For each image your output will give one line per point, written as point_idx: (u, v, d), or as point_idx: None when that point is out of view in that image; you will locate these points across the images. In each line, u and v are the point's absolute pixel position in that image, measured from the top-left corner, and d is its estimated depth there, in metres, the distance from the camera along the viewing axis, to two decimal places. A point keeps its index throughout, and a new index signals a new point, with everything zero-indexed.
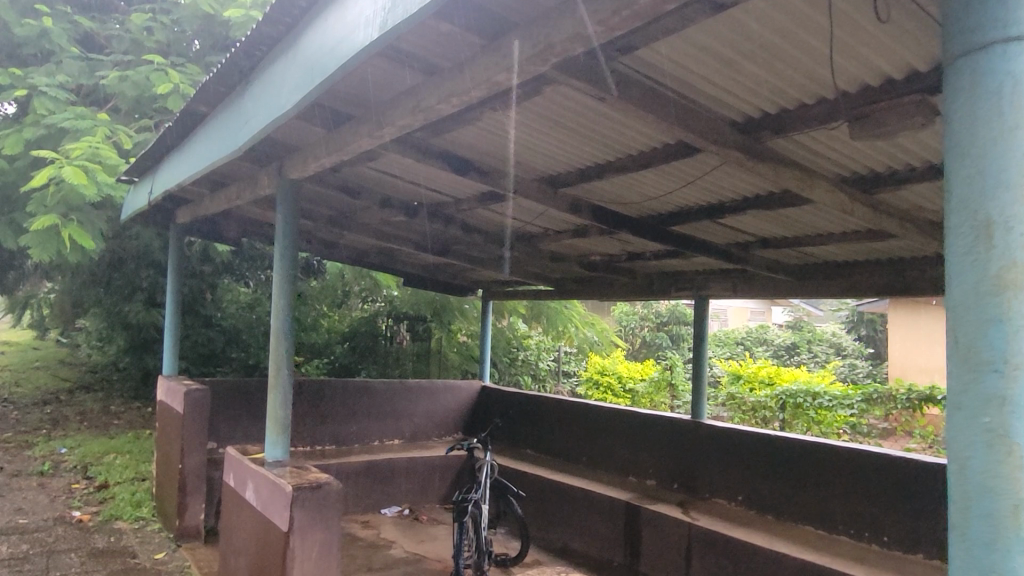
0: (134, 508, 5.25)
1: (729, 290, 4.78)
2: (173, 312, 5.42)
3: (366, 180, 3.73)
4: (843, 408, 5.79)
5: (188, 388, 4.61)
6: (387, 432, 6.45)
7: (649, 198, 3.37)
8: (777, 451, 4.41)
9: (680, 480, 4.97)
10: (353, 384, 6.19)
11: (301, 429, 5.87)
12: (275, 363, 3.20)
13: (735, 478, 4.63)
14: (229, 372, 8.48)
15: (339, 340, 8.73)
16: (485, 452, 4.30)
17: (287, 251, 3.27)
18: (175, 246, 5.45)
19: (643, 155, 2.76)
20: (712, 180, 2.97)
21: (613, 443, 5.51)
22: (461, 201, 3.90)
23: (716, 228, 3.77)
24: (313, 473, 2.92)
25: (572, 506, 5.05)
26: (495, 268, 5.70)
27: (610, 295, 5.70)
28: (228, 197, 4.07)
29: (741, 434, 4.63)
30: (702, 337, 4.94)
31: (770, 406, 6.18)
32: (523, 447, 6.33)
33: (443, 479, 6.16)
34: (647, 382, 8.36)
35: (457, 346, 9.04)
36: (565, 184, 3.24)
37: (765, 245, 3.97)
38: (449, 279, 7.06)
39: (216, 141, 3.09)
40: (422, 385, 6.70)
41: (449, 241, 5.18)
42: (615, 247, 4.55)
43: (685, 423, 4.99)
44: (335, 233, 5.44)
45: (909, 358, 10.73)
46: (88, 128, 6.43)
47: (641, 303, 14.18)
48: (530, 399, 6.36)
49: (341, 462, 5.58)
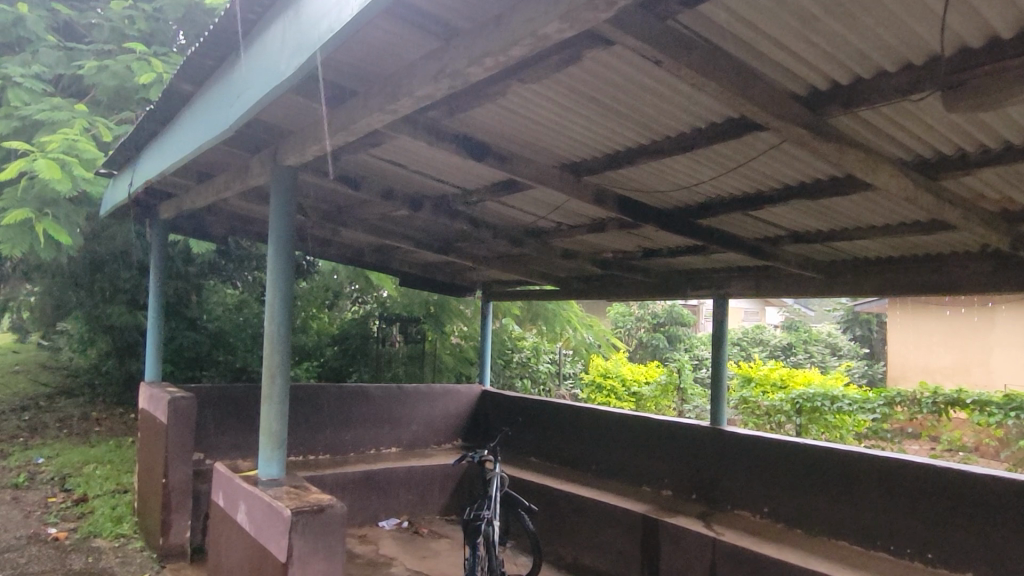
0: (115, 524, 4.91)
1: (752, 289, 4.50)
2: (156, 313, 5.08)
3: (366, 168, 3.43)
4: (863, 413, 5.45)
5: (171, 396, 4.27)
6: (384, 440, 6.13)
7: (680, 187, 3.07)
8: (807, 461, 4.13)
9: (699, 491, 4.68)
10: (347, 389, 5.89)
11: (292, 437, 5.55)
12: (268, 372, 2.87)
13: (761, 488, 4.35)
14: (214, 377, 8.12)
15: (329, 343, 8.40)
16: (495, 463, 3.99)
17: (282, 248, 2.95)
18: (159, 244, 5.08)
19: (685, 135, 2.47)
20: (756, 164, 2.68)
21: (626, 451, 5.21)
22: (472, 192, 3.60)
23: (747, 221, 3.48)
24: (313, 494, 2.61)
25: (583, 518, 4.77)
26: (500, 266, 5.42)
27: (620, 294, 5.44)
28: (215, 188, 3.74)
29: (767, 441, 4.35)
30: (722, 339, 4.66)
31: (785, 410, 5.91)
32: (528, 455, 6.03)
33: (444, 490, 5.85)
34: (653, 385, 8.07)
35: (451, 348, 8.71)
36: (590, 171, 2.94)
37: (798, 240, 3.68)
38: (448, 279, 6.76)
39: (202, 122, 2.76)
40: (420, 390, 6.38)
41: (452, 237, 4.88)
42: (632, 243, 4.27)
43: (703, 429, 4.72)
44: (330, 229, 5.13)
45: (910, 359, 10.50)
46: (65, 119, 6.08)
47: (636, 304, 13.95)
48: (536, 404, 6.06)
49: (336, 472, 5.27)
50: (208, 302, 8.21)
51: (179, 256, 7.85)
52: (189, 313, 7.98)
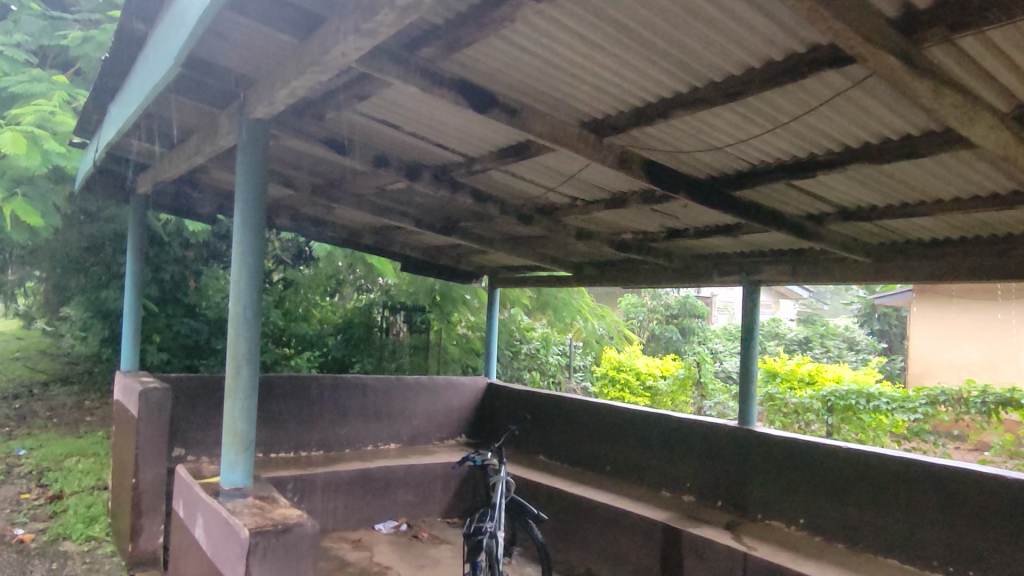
0: (86, 526, 4.52)
1: (787, 275, 4.06)
2: (133, 298, 4.66)
3: (356, 129, 3.01)
4: (903, 413, 5.01)
5: (144, 387, 3.85)
6: (382, 435, 5.72)
7: (718, 149, 2.63)
8: (849, 466, 3.69)
9: (725, 498, 4.24)
10: (343, 379, 5.49)
11: (282, 431, 5.16)
12: (232, 363, 2.46)
13: (795, 495, 3.91)
14: (213, 365, 7.72)
15: (332, 332, 7.99)
16: (501, 465, 3.55)
17: (248, 217, 2.53)
18: (136, 222, 4.65)
19: (735, 74, 2.03)
20: (816, 116, 2.24)
21: (643, 452, 4.77)
22: (478, 159, 3.17)
23: (792, 193, 3.02)
24: (280, 509, 2.20)
25: (596, 526, 4.34)
26: (508, 249, 4.99)
27: (639, 282, 5.02)
28: (187, 154, 3.32)
29: (803, 445, 3.90)
30: (753, 330, 4.21)
31: (815, 409, 5.45)
32: (536, 454, 5.61)
33: (445, 490, 5.44)
34: (671, 380, 7.54)
35: (458, 339, 8.31)
36: (615, 129, 2.50)
37: (848, 217, 3.22)
38: (452, 264, 6.32)
39: (155, 60, 2.36)
40: (422, 381, 5.96)
41: (456, 214, 4.45)
42: (654, 221, 3.83)
43: (731, 429, 4.27)
44: (323, 206, 4.71)
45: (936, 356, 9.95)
46: (43, 92, 5.68)
47: (649, 295, 13.52)
48: (544, 399, 5.63)
49: (328, 471, 4.88)
50: (207, 288, 7.71)
51: (176, 239, 7.38)
52: (185, 299, 7.59)
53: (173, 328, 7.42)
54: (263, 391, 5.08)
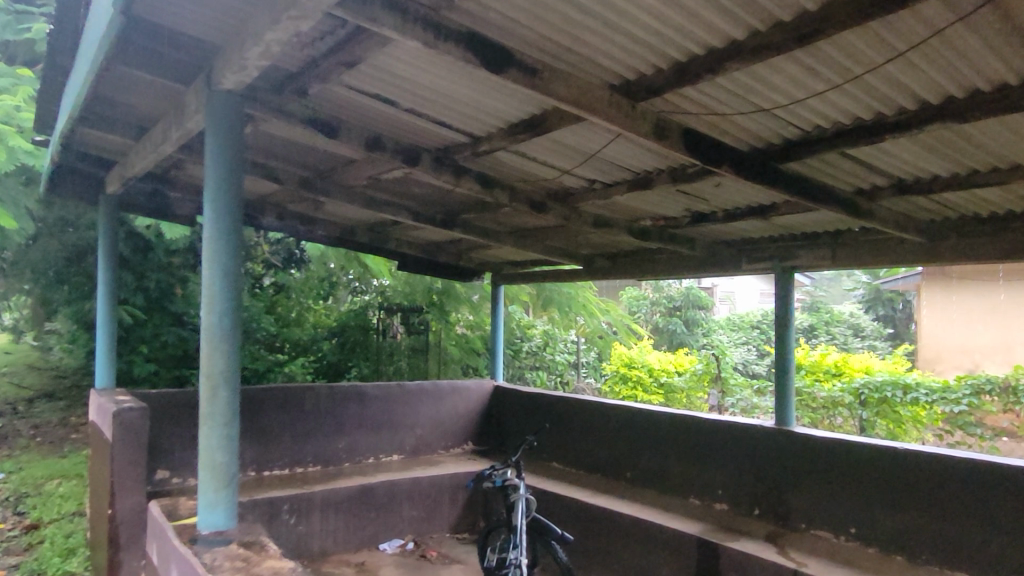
0: (62, 560, 4.13)
1: (826, 261, 3.70)
2: (107, 308, 4.27)
3: (347, 105, 2.63)
4: (946, 404, 4.63)
5: (118, 408, 3.48)
6: (384, 446, 5.34)
7: (770, 112, 2.25)
8: (901, 467, 3.32)
9: (762, 506, 3.86)
10: (340, 387, 5.12)
11: (276, 446, 4.78)
12: (206, 384, 2.09)
13: (843, 501, 3.53)
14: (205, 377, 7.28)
15: (326, 336, 7.61)
16: (520, 482, 3.18)
17: (219, 210, 2.17)
18: (108, 225, 4.25)
19: (809, 10, 1.66)
20: (899, 62, 1.87)
21: (668, 458, 4.40)
22: (488, 137, 2.79)
23: (846, 164, 2.65)
24: (268, 560, 1.95)
25: (621, 541, 3.98)
26: (514, 242, 4.62)
27: (657, 274, 4.67)
28: (153, 143, 2.93)
29: (848, 445, 3.53)
30: (788, 322, 3.85)
31: (847, 404, 5.09)
32: (549, 461, 5.24)
33: (453, 503, 5.06)
34: (688, 375, 7.07)
35: (456, 339, 7.78)
36: (651, 91, 2.13)
37: (905, 190, 2.85)
38: (452, 262, 5.95)
39: (101, 22, 1.98)
40: (423, 388, 5.58)
41: (458, 204, 4.07)
42: (679, 205, 3.47)
43: (767, 430, 3.89)
44: (311, 201, 4.32)
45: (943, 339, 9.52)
46: (7, 87, 5.26)
47: (651, 287, 13.14)
48: (555, 402, 5.27)
49: (327, 489, 4.51)
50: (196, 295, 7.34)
51: (159, 247, 6.99)
52: (172, 307, 7.19)
53: (162, 337, 7.03)
54: (254, 404, 4.70)
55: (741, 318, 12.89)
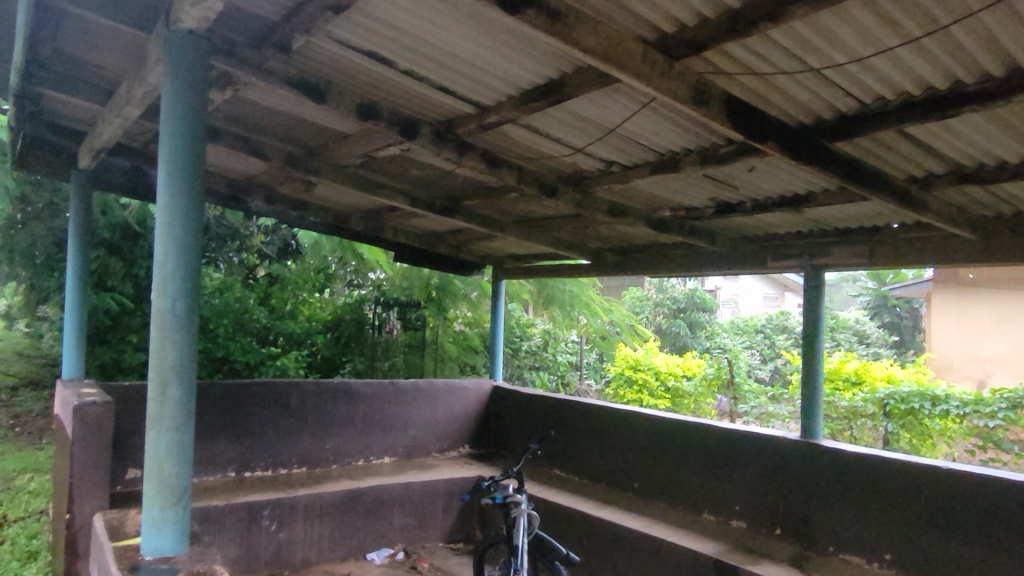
0: (21, 566, 3.81)
1: (862, 259, 3.38)
2: (77, 294, 3.94)
3: (337, 63, 2.30)
4: (979, 418, 4.31)
5: (80, 402, 3.16)
6: (375, 448, 5.02)
7: (826, 76, 1.93)
8: (941, 489, 3.01)
9: (784, 525, 3.54)
10: (329, 384, 4.80)
11: (259, 446, 4.48)
12: (156, 382, 1.87)
13: (874, 521, 3.21)
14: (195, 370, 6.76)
15: (320, 329, 7.23)
16: (521, 497, 2.85)
17: (177, 180, 1.93)
18: (78, 202, 3.92)
19: None
20: (1001, 10, 1.54)
21: (679, 470, 4.07)
22: (497, 106, 2.46)
23: (903, 144, 2.33)
24: None
25: (628, 560, 3.67)
26: (519, 233, 4.31)
27: (673, 270, 4.36)
28: (118, 107, 2.61)
29: (882, 462, 3.20)
30: (817, 325, 3.53)
31: (870, 413, 4.80)
32: (550, 467, 4.93)
33: (447, 511, 4.73)
34: (697, 379, 6.81)
35: (453, 336, 7.50)
36: (693, 46, 1.80)
37: (964, 178, 2.53)
38: (451, 254, 5.62)
39: None
40: (418, 386, 5.26)
41: (460, 188, 3.75)
42: (704, 193, 3.16)
43: (790, 443, 3.56)
44: (301, 181, 4.00)
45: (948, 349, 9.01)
46: None
47: (655, 287, 12.84)
48: (558, 405, 4.96)
49: (312, 493, 4.19)
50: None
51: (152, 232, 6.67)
52: None
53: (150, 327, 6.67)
54: (235, 401, 4.38)
55: (746, 322, 12.55)
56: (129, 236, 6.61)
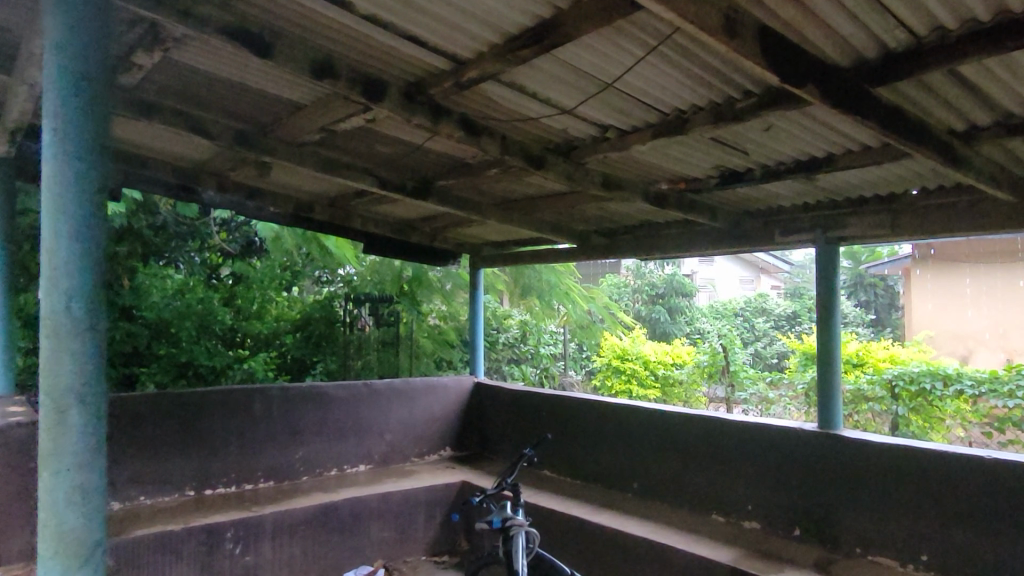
0: None
1: (885, 230, 3.07)
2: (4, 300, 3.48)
3: (282, 7, 1.90)
4: (993, 399, 4.13)
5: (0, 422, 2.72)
6: (350, 457, 4.62)
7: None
8: (979, 481, 2.71)
9: (804, 525, 3.23)
10: (296, 388, 4.39)
11: (221, 461, 4.07)
12: (52, 407, 1.61)
13: (902, 517, 2.91)
14: (159, 376, 6.12)
15: (289, 330, 6.78)
16: (522, 526, 2.49)
17: (69, 166, 1.64)
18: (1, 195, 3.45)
19: None
20: None
21: (682, 467, 3.76)
22: (477, 58, 2.08)
23: (952, 89, 2.01)
24: None
25: (631, 569, 3.34)
26: (499, 216, 3.95)
27: (669, 250, 4.03)
28: (22, 73, 2.18)
29: (911, 451, 2.89)
30: (832, 304, 3.22)
31: (879, 397, 4.59)
32: (541, 469, 4.57)
33: (430, 521, 4.36)
34: (690, 368, 6.61)
35: (429, 330, 7.10)
36: None
37: (1013, 130, 2.23)
38: (425, 243, 5.23)
39: None
40: (393, 387, 4.87)
41: (433, 167, 3.37)
42: (709, 161, 2.82)
43: (806, 435, 3.25)
44: (255, 165, 3.59)
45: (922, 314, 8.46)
46: None
47: (633, 273, 12.55)
48: (546, 401, 4.61)
49: (281, 510, 3.80)
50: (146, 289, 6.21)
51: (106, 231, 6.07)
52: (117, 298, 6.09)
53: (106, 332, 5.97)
54: (192, 412, 3.96)
55: (724, 306, 12.28)
56: None
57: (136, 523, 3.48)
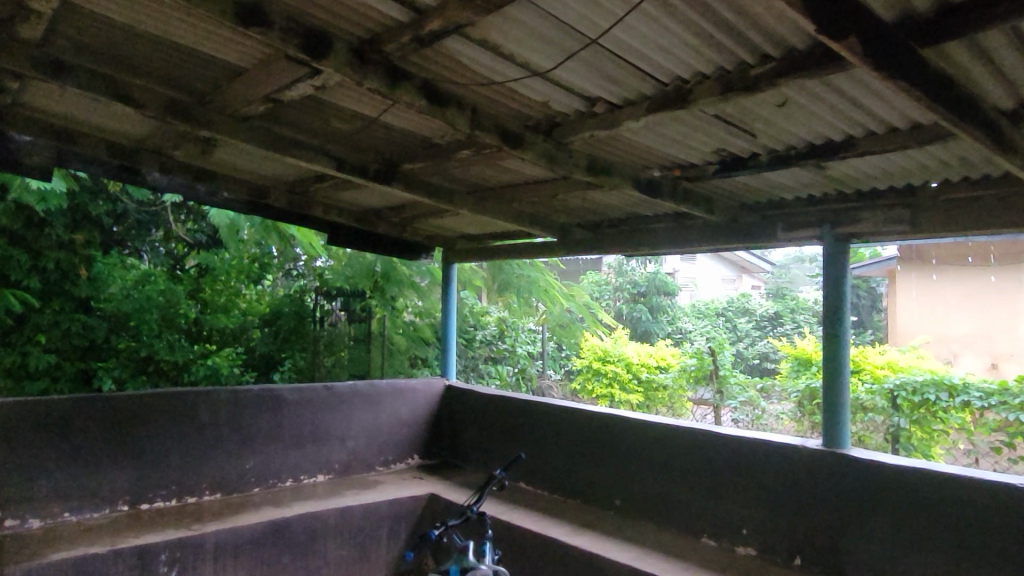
0: None
1: (904, 224, 2.74)
2: None
3: None
4: (1003, 412, 3.84)
5: None
6: (308, 466, 4.24)
7: None
8: (1007, 510, 2.38)
9: (806, 552, 2.91)
10: (249, 391, 3.99)
11: (164, 471, 3.68)
12: None
13: (918, 548, 2.58)
14: (117, 371, 5.70)
15: (257, 323, 6.31)
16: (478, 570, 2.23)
17: None
18: None
19: None
20: None
21: (670, 484, 3.42)
22: (440, 5, 1.70)
23: (1011, 54, 1.67)
24: None
25: None
26: (473, 205, 3.58)
27: (658, 245, 3.69)
28: None
29: (928, 473, 2.57)
30: (841, 307, 2.90)
31: (878, 408, 4.32)
32: (516, 481, 4.21)
33: (395, 537, 3.99)
34: (676, 371, 6.31)
35: (403, 327, 6.72)
36: None
37: None
38: (394, 234, 4.85)
39: None
40: (356, 390, 4.48)
41: (398, 146, 2.99)
42: (711, 143, 2.47)
43: (811, 452, 2.92)
44: (198, 142, 3.19)
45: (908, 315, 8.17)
46: None
47: (615, 271, 12.24)
48: (524, 407, 4.25)
49: (226, 527, 3.41)
50: (105, 278, 5.79)
51: (60, 217, 5.61)
52: (74, 290, 5.70)
53: (60, 325, 5.57)
54: (130, 417, 3.56)
55: (706, 305, 11.91)
56: (31, 219, 5.55)
57: (54, 544, 3.07)
